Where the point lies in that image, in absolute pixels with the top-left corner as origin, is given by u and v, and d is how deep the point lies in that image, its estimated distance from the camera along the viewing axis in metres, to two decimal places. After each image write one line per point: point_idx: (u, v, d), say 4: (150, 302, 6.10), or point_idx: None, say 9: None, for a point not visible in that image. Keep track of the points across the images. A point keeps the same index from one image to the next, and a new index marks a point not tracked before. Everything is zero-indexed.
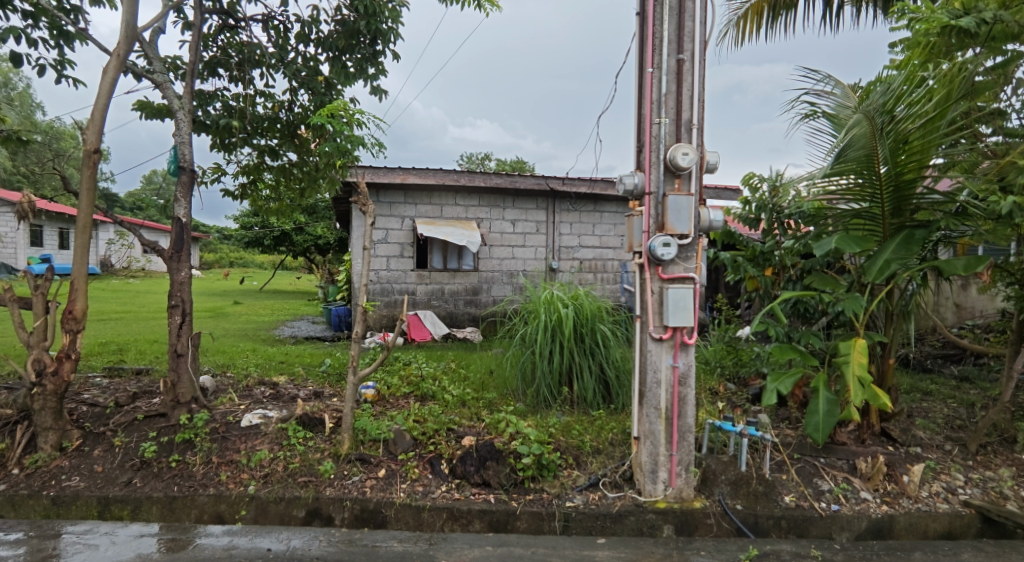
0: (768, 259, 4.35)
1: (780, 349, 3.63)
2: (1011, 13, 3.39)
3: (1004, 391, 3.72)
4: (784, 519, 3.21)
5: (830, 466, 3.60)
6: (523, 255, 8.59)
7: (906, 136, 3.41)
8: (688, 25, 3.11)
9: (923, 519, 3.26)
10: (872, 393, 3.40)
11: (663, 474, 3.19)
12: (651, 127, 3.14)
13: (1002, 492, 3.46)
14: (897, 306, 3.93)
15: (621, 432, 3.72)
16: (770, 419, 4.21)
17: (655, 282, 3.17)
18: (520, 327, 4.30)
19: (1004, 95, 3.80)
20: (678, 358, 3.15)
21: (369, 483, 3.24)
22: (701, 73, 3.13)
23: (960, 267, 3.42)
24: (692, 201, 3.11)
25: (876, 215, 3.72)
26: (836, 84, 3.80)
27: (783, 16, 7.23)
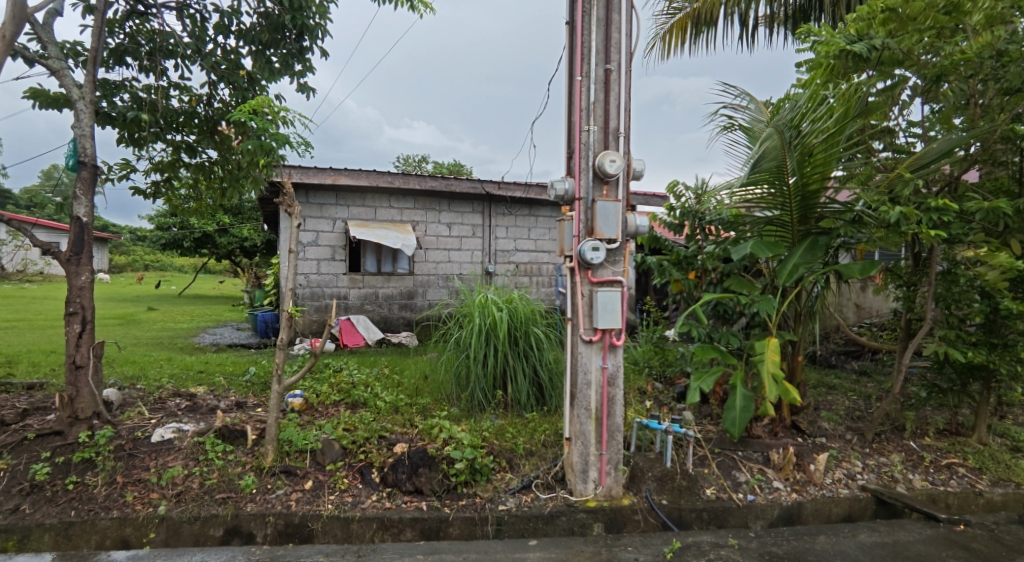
0: (691, 263, 4.47)
1: (702, 349, 3.82)
2: (897, 41, 3.73)
3: (895, 384, 4.09)
4: (705, 511, 3.38)
5: (747, 459, 3.82)
6: (458, 259, 8.56)
7: (810, 149, 3.68)
8: (615, 36, 3.21)
9: (827, 504, 3.53)
10: (783, 389, 3.63)
11: (593, 473, 3.27)
12: (581, 134, 3.24)
13: (894, 476, 3.80)
14: (805, 307, 4.23)
15: (554, 433, 3.78)
16: (694, 416, 4.43)
17: (585, 285, 3.25)
18: (455, 330, 4.28)
19: (893, 114, 4.17)
20: (607, 359, 3.25)
21: (294, 497, 3.13)
22: (627, 83, 3.24)
23: (857, 270, 3.75)
24: (619, 207, 3.22)
25: (786, 222, 4.02)
26: (750, 99, 4.05)
27: (705, 33, 7.55)
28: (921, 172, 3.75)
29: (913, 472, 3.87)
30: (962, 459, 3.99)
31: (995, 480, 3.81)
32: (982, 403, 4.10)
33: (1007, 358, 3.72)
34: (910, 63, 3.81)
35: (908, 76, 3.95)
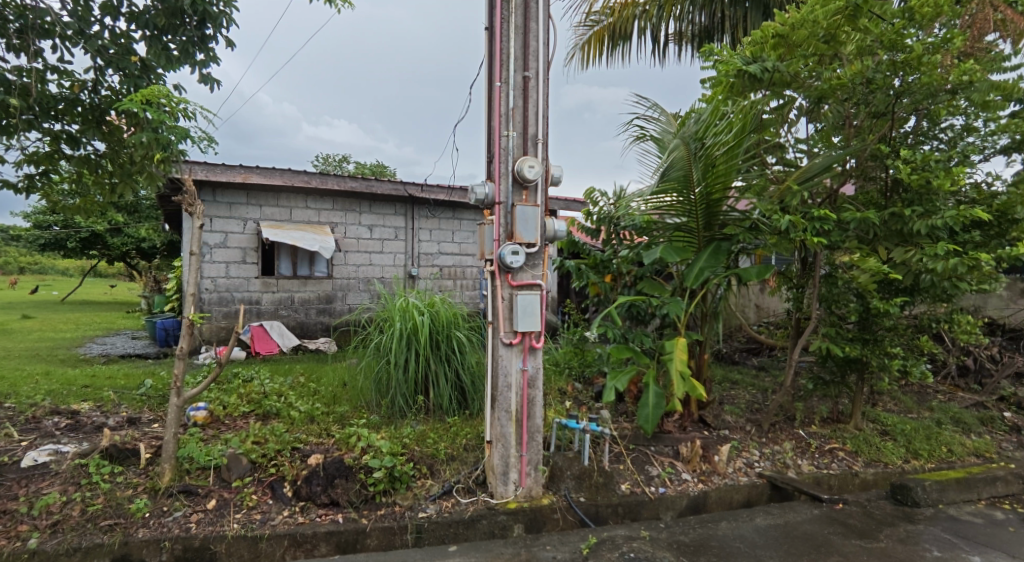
0: (608, 267, 4.64)
1: (617, 349, 4.00)
2: (786, 65, 4.06)
3: (788, 377, 4.46)
4: (620, 506, 3.52)
5: (658, 453, 4.02)
6: (379, 262, 8.38)
7: (713, 160, 3.95)
8: (533, 44, 3.29)
9: (729, 491, 3.79)
10: (691, 386, 3.85)
11: (514, 474, 3.32)
12: (500, 140, 3.27)
13: (786, 462, 4.15)
14: (710, 308, 4.51)
15: (475, 437, 3.79)
16: (611, 414, 4.59)
17: (505, 289, 3.30)
18: (375, 335, 4.19)
19: (783, 132, 4.55)
20: (527, 361, 3.31)
21: (194, 518, 2.94)
22: (544, 91, 3.33)
23: (754, 274, 4.05)
24: (538, 211, 3.30)
25: (692, 228, 4.27)
26: (661, 112, 4.28)
27: (621, 46, 7.86)
28: (807, 184, 4.10)
29: (802, 458, 4.24)
30: (842, 444, 4.41)
31: (869, 461, 4.25)
32: (859, 392, 4.57)
33: (877, 352, 4.17)
34: (798, 85, 4.18)
35: (796, 97, 4.32)
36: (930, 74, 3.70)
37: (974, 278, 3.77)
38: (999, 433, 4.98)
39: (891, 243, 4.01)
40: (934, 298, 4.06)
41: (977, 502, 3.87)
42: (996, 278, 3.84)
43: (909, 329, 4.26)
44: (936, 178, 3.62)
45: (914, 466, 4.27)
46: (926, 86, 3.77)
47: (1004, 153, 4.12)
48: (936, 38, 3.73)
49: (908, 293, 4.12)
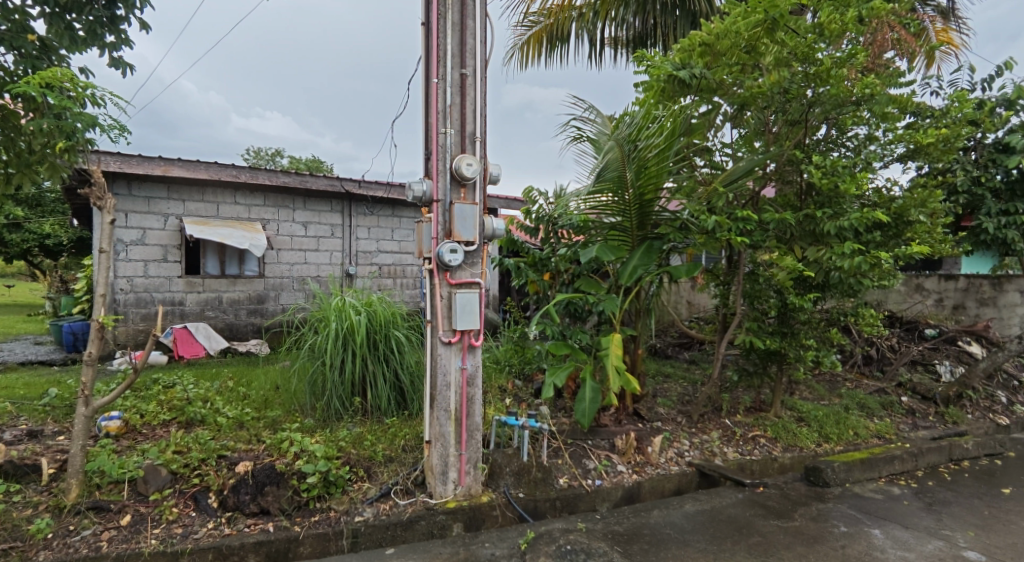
0: (546, 265, 4.68)
1: (556, 346, 4.10)
2: (711, 73, 4.31)
3: (715, 370, 4.70)
4: (558, 499, 3.60)
5: (595, 446, 4.12)
6: (314, 261, 8.12)
7: (646, 162, 4.08)
8: (470, 42, 3.30)
9: (661, 481, 3.96)
10: (625, 379, 3.99)
11: (453, 474, 3.32)
12: (437, 137, 3.25)
13: (713, 450, 4.38)
14: (644, 304, 4.67)
15: (414, 437, 3.75)
16: (550, 410, 4.67)
17: (444, 287, 3.29)
18: (310, 336, 4.07)
19: (710, 136, 4.78)
20: (466, 360, 3.32)
21: (105, 536, 2.76)
22: (481, 89, 3.34)
23: (684, 271, 4.24)
24: (476, 210, 3.32)
25: (626, 227, 4.42)
26: (597, 113, 4.39)
27: (559, 48, 7.99)
28: (732, 187, 4.34)
29: (728, 446, 4.48)
30: (763, 432, 4.69)
31: (787, 446, 4.56)
32: (779, 382, 4.88)
33: (794, 344, 4.50)
34: (723, 92, 4.43)
35: (721, 103, 4.55)
36: (836, 87, 4.00)
37: (876, 274, 4.14)
38: (898, 416, 5.45)
39: (805, 243, 4.29)
40: (843, 294, 4.40)
41: (878, 479, 4.22)
42: (893, 275, 4.25)
43: (822, 322, 4.60)
44: (843, 182, 3.94)
45: (825, 449, 4.61)
46: (834, 98, 4.09)
47: (901, 160, 4.51)
48: (842, 53, 4.03)
49: (820, 288, 4.44)
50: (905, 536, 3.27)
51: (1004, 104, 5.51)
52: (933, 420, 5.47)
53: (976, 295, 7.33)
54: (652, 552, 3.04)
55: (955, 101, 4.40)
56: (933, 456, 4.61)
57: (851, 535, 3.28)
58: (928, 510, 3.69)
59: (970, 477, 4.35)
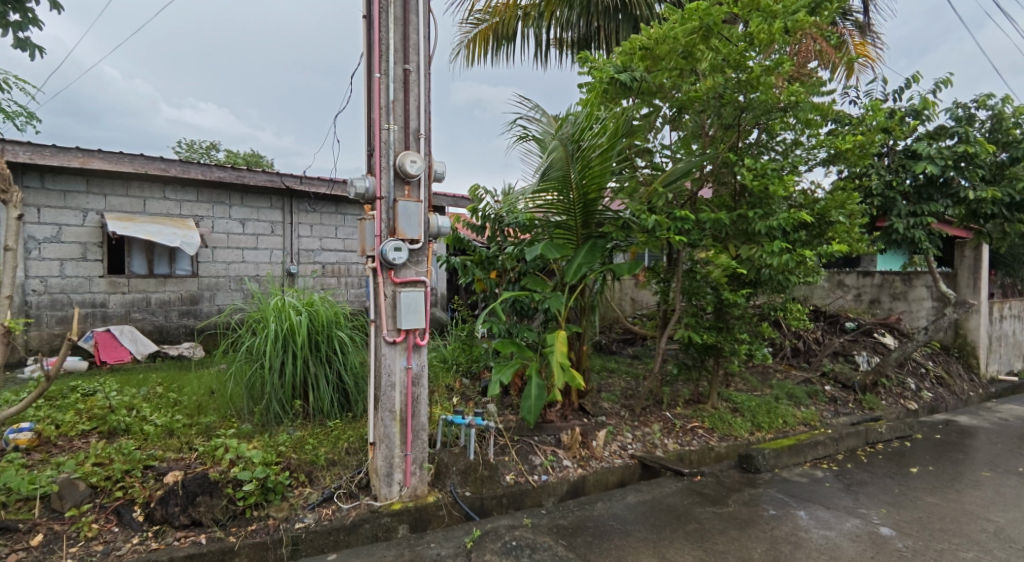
0: (493, 263, 4.66)
1: (502, 344, 4.14)
2: (652, 76, 4.50)
3: (657, 364, 4.86)
4: (504, 496, 3.63)
5: (541, 442, 4.17)
6: (253, 260, 7.81)
7: (589, 162, 4.16)
8: (413, 37, 3.25)
9: (605, 474, 4.07)
10: (570, 375, 4.06)
11: (398, 475, 3.28)
12: (381, 133, 3.20)
13: (654, 442, 4.52)
14: (588, 302, 4.76)
15: (359, 439, 3.67)
16: (497, 408, 4.68)
17: (388, 286, 3.25)
18: (246, 338, 3.92)
19: (651, 138, 4.93)
20: (411, 359, 3.30)
21: (13, 558, 2.57)
22: (425, 85, 3.31)
23: (627, 269, 4.36)
24: (421, 207, 3.29)
25: (571, 226, 4.49)
26: (542, 113, 4.43)
27: (505, 47, 8.02)
28: (671, 187, 4.49)
29: (668, 437, 4.64)
30: (701, 423, 4.90)
31: (722, 436, 4.78)
32: (715, 375, 5.10)
33: (729, 338, 4.71)
34: (663, 95, 4.60)
35: (661, 106, 4.72)
36: (765, 94, 4.22)
37: (801, 271, 4.41)
38: (822, 404, 5.81)
39: (739, 241, 4.49)
40: (773, 290, 4.65)
41: (804, 463, 4.49)
42: (816, 272, 4.52)
43: (754, 317, 4.84)
44: (772, 184, 4.17)
45: (757, 437, 4.86)
46: (762, 104, 4.32)
47: (823, 164, 4.81)
48: (770, 61, 4.25)
49: (752, 285, 4.67)
50: (826, 516, 3.50)
51: (911, 114, 5.95)
52: (852, 406, 5.88)
53: (889, 290, 7.86)
54: (595, 544, 3.12)
55: (869, 111, 4.73)
56: (852, 441, 4.94)
57: (779, 517, 3.47)
58: (847, 490, 3.95)
59: (883, 459, 4.69)
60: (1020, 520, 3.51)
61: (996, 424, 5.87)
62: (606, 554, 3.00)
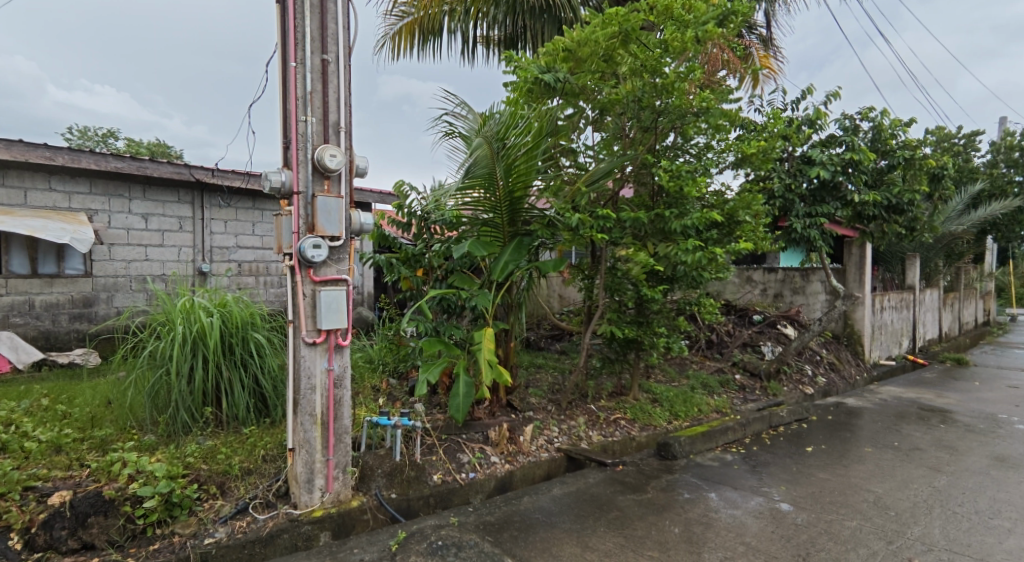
0: (419, 260, 4.59)
1: (428, 343, 4.09)
2: (575, 77, 4.62)
3: (582, 359, 4.99)
4: (431, 496, 3.60)
5: (469, 440, 4.15)
6: (158, 258, 7.23)
7: (514, 160, 4.19)
8: (332, 27, 3.14)
9: (532, 468, 4.14)
10: (497, 372, 4.08)
11: (319, 481, 3.17)
12: (297, 125, 3.07)
13: (579, 435, 4.65)
14: (515, 299, 4.79)
15: (277, 446, 3.51)
16: (424, 407, 4.63)
17: (307, 285, 3.13)
18: (149, 342, 3.65)
19: (576, 138, 5.03)
20: (333, 360, 3.20)
21: None
22: (344, 77, 3.21)
23: (552, 266, 4.44)
24: (341, 203, 3.19)
25: (498, 224, 4.51)
26: (468, 111, 4.41)
27: (431, 41, 7.95)
28: (594, 186, 4.61)
29: (592, 430, 4.78)
30: (623, 414, 5.08)
31: (642, 426, 4.99)
32: (636, 367, 5.31)
33: (648, 332, 4.93)
34: (586, 96, 4.74)
35: (585, 108, 4.84)
36: (679, 99, 4.42)
37: (713, 268, 4.66)
38: (732, 392, 6.19)
39: (657, 240, 4.69)
40: (687, 285, 4.90)
41: (716, 448, 4.77)
42: (726, 268, 4.79)
43: (672, 311, 5.08)
44: (686, 185, 4.41)
45: (675, 425, 5.11)
46: (677, 109, 4.51)
47: (732, 168, 5.11)
48: (684, 68, 4.45)
49: (669, 281, 4.89)
50: (734, 496, 3.74)
51: (807, 123, 6.45)
52: (759, 393, 6.30)
53: (791, 285, 8.47)
54: (521, 538, 3.16)
55: (770, 119, 5.08)
56: (758, 425, 5.31)
57: (693, 500, 3.67)
58: (753, 471, 4.24)
59: (784, 440, 5.07)
60: (896, 489, 3.91)
61: (878, 405, 6.50)
62: (531, 547, 3.05)
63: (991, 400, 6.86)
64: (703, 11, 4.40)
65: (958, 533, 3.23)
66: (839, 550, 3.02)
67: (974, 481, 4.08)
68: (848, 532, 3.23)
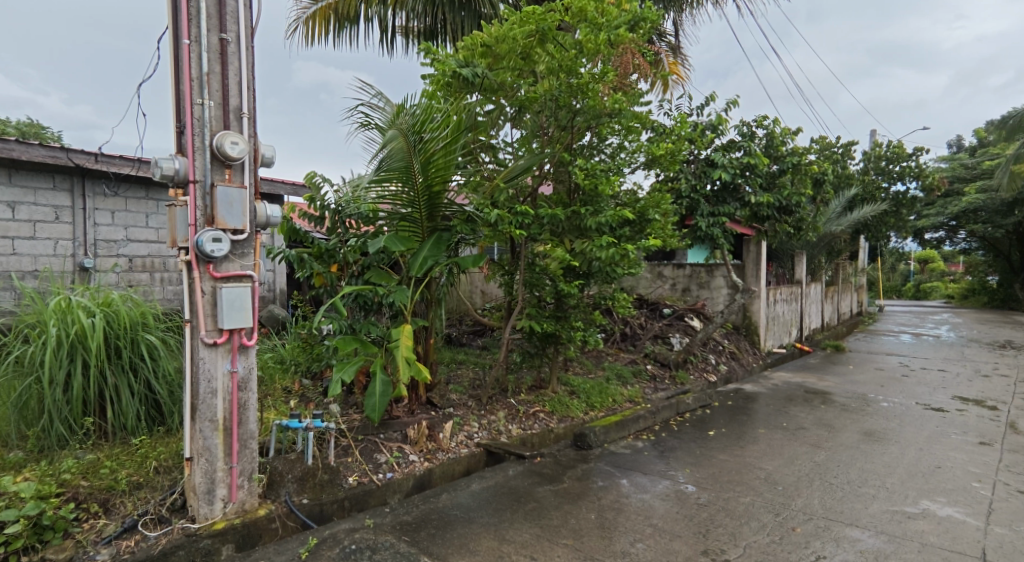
0: (333, 256, 4.39)
1: (343, 341, 3.94)
2: (493, 74, 4.65)
3: (502, 353, 5.02)
4: (346, 499, 3.45)
5: (387, 439, 4.07)
6: (28, 251, 5.99)
7: (432, 154, 4.11)
8: (231, 4, 2.93)
9: (451, 464, 4.10)
10: (416, 369, 4.00)
11: (221, 491, 2.97)
12: (192, 108, 2.84)
13: (499, 429, 4.67)
14: (435, 295, 4.72)
15: (172, 456, 3.26)
16: (340, 407, 4.47)
17: (206, 281, 2.91)
18: (16, 347, 3.26)
19: (495, 135, 5.00)
20: (236, 362, 3.00)
21: None
22: (246, 59, 3.01)
23: (471, 261, 4.41)
24: (245, 194, 2.99)
25: (416, 219, 4.44)
26: (386, 102, 4.28)
27: (347, 28, 7.68)
28: (512, 183, 4.65)
29: (512, 423, 4.82)
30: (542, 407, 5.17)
31: (560, 418, 5.10)
32: (554, 361, 5.42)
33: (566, 326, 5.02)
34: (504, 92, 4.77)
35: (503, 105, 4.86)
36: (593, 100, 4.54)
37: (625, 264, 4.84)
38: (644, 381, 6.47)
39: (573, 236, 4.81)
40: (603, 281, 5.04)
41: (628, 436, 4.98)
42: (638, 264, 4.98)
43: (588, 306, 5.22)
44: (601, 183, 4.55)
45: (590, 416, 5.27)
46: (591, 109, 4.63)
47: (643, 168, 5.32)
48: (598, 70, 4.57)
49: (585, 276, 5.02)
50: (643, 481, 3.90)
51: (710, 128, 6.84)
52: (668, 382, 6.64)
53: (697, 280, 8.99)
54: (439, 535, 3.14)
55: (677, 122, 5.33)
56: (666, 413, 5.59)
57: (606, 487, 3.79)
58: (661, 456, 4.46)
59: (689, 426, 5.37)
60: (783, 465, 4.25)
61: (771, 389, 7.05)
62: (448, 544, 3.03)
63: (864, 382, 7.64)
64: (615, 16, 4.52)
65: (834, 502, 3.57)
66: (735, 525, 3.24)
67: (848, 454, 4.52)
68: (743, 508, 3.47)
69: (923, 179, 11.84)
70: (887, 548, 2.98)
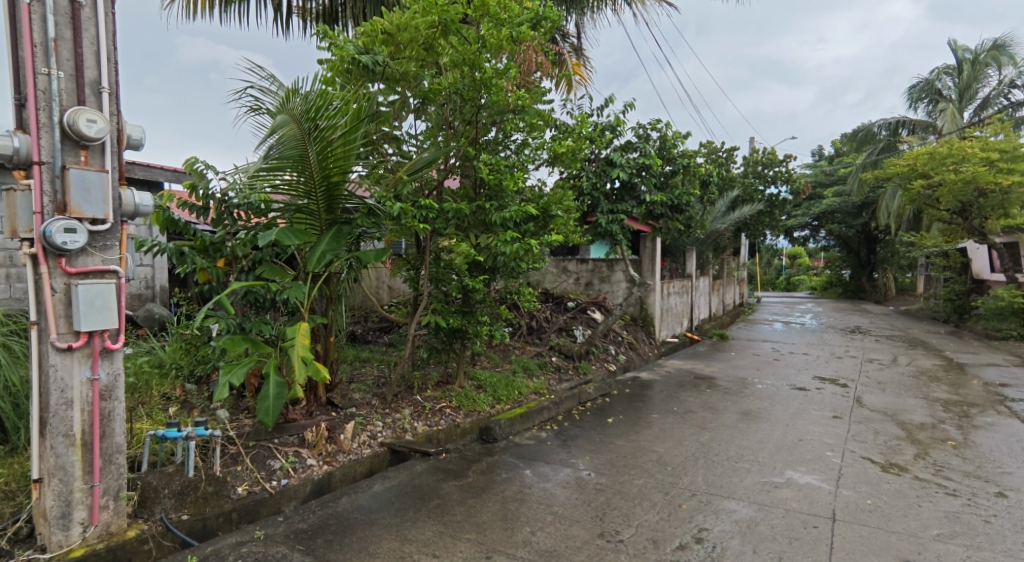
0: (219, 250, 4.00)
1: (231, 342, 3.65)
2: (395, 63, 4.50)
3: (408, 350, 4.88)
4: (234, 511, 3.19)
5: (283, 444, 3.84)
6: None
7: (329, 143, 3.90)
8: None
9: (353, 466, 3.92)
10: (314, 369, 3.79)
11: (79, 514, 2.63)
12: (35, 79, 2.47)
13: (404, 427, 4.55)
14: (334, 291, 4.49)
15: (18, 478, 2.85)
16: (229, 413, 4.14)
17: (57, 278, 2.56)
18: None
19: (399, 125, 4.85)
20: (98, 369, 2.67)
21: None
22: (104, 26, 2.67)
23: (373, 256, 4.25)
24: (106, 178, 2.66)
25: (314, 211, 4.19)
26: (279, 86, 4.01)
27: (236, 4, 7.11)
28: (416, 176, 4.54)
29: (417, 420, 4.71)
30: (448, 403, 5.11)
31: (467, 412, 5.07)
32: (461, 356, 5.37)
33: (472, 321, 4.99)
34: (407, 83, 4.63)
35: (407, 96, 4.74)
36: (496, 95, 4.51)
37: (529, 259, 4.90)
38: (549, 373, 6.60)
39: (477, 231, 4.78)
40: (508, 275, 5.08)
41: (532, 428, 5.05)
42: (542, 259, 5.06)
43: (494, 301, 5.22)
44: (505, 179, 4.56)
45: (497, 409, 5.29)
46: (495, 105, 4.61)
47: (546, 164, 5.40)
48: (501, 66, 4.56)
49: (490, 271, 5.02)
50: (546, 471, 3.97)
51: (609, 129, 7.09)
52: (571, 373, 6.83)
53: (599, 274, 9.31)
54: (336, 541, 2.99)
55: (578, 122, 5.45)
56: (569, 403, 5.74)
57: (509, 479, 3.82)
58: (563, 445, 4.57)
59: (590, 414, 5.55)
60: (673, 447, 4.51)
61: (665, 377, 7.48)
62: (346, 549, 2.90)
63: (743, 366, 8.32)
64: (517, 13, 4.52)
65: (715, 478, 3.84)
66: (629, 506, 3.38)
67: (727, 433, 4.88)
68: (636, 489, 3.64)
69: (792, 183, 13.03)
70: (758, 516, 3.25)
